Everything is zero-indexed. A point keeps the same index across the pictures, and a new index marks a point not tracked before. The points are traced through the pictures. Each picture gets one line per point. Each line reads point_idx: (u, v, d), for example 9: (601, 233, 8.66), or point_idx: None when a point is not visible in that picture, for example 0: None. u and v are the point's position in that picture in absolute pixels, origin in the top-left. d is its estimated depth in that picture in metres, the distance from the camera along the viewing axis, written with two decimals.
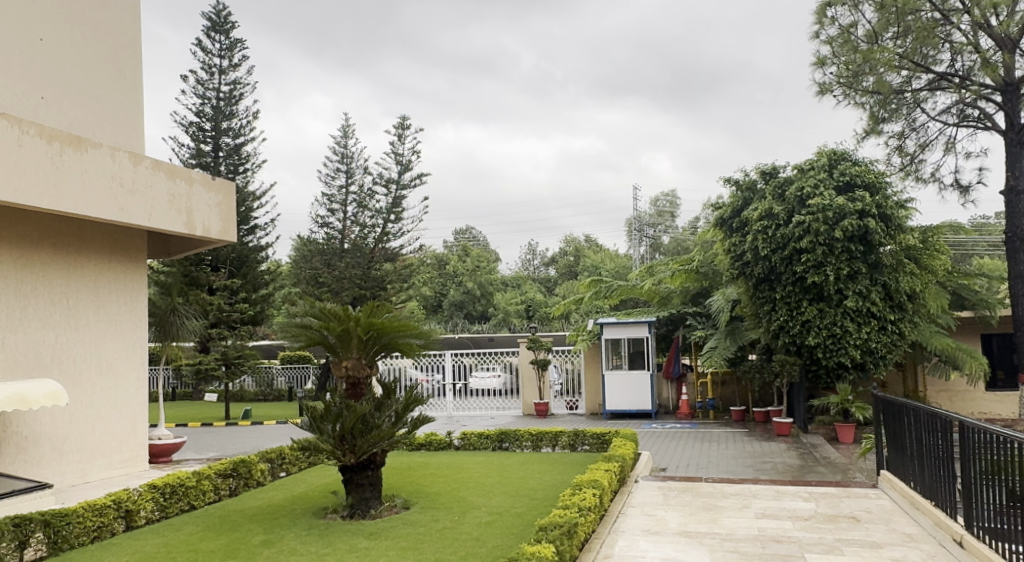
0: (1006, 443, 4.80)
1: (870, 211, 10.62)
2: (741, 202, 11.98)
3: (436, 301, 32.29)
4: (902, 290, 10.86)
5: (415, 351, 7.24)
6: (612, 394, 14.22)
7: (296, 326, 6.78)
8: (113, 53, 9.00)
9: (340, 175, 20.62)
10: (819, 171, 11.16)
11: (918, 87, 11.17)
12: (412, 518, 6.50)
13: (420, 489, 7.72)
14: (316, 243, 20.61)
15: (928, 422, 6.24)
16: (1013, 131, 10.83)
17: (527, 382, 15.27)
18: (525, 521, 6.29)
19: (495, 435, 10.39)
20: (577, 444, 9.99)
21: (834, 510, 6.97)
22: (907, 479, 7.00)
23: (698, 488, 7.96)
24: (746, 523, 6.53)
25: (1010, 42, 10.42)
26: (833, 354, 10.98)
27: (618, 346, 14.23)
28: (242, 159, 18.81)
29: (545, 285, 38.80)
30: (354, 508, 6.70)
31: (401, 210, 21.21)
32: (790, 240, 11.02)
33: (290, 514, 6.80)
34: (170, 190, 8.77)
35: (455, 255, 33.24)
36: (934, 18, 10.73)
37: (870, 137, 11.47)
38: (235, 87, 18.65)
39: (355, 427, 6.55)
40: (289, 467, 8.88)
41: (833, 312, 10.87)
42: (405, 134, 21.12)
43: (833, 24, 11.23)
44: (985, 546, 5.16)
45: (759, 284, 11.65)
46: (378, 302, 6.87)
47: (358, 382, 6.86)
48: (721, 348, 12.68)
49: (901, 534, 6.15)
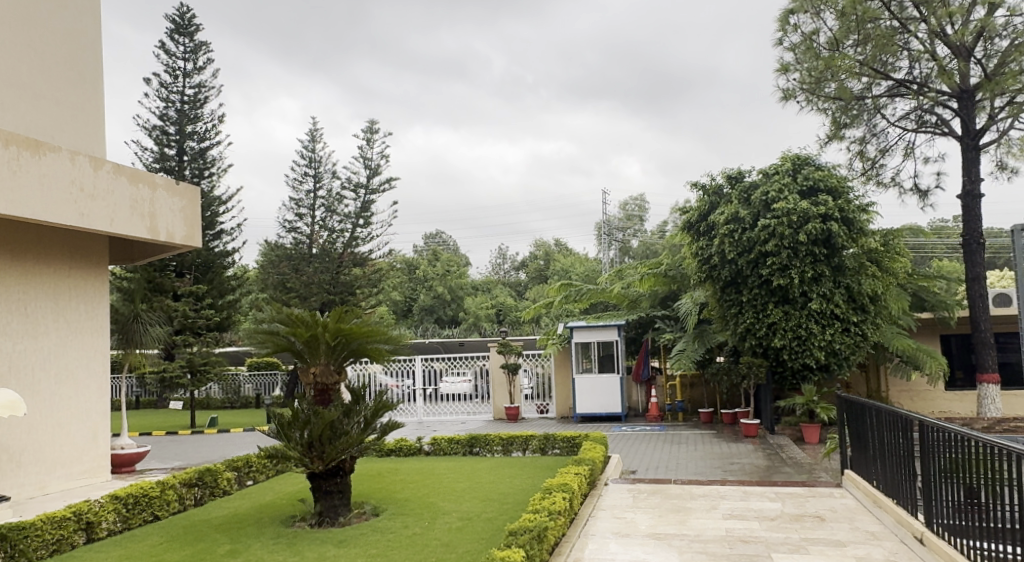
0: (966, 442, 4.91)
1: (833, 215, 10.82)
2: (708, 206, 12.10)
3: (406, 306, 32.16)
4: (864, 292, 11.07)
5: (384, 357, 7.20)
6: (582, 398, 14.28)
7: (262, 332, 6.72)
8: (73, 55, 8.83)
9: (308, 180, 20.43)
10: (783, 176, 11.30)
11: (879, 93, 11.41)
12: (381, 525, 6.46)
13: (390, 495, 7.66)
14: (284, 248, 20.37)
15: (890, 422, 6.36)
16: (968, 137, 11.16)
17: (497, 385, 15.25)
18: (495, 526, 6.28)
19: (465, 439, 10.37)
20: (547, 448, 10.04)
21: (800, 509, 7.07)
22: (870, 478, 7.13)
23: (667, 490, 8.02)
24: (714, 524, 6.60)
25: (965, 50, 10.67)
26: (798, 356, 11.15)
27: (588, 349, 14.30)
28: (207, 164, 18.53)
29: (515, 289, 38.86)
30: (322, 516, 6.64)
31: (370, 214, 21.09)
32: (755, 243, 11.19)
33: (257, 523, 6.72)
34: (132, 195, 8.62)
35: (425, 260, 33.19)
36: (893, 26, 10.94)
37: (832, 142, 11.73)
38: (200, 90, 18.40)
39: (323, 433, 6.49)
40: (256, 474, 8.78)
41: (798, 314, 11.05)
42: (374, 138, 20.96)
43: (796, 31, 11.47)
44: (945, 544, 5.27)
45: (726, 287, 11.79)
46: (347, 307, 6.84)
47: (326, 388, 6.82)
48: (689, 351, 12.81)
49: (864, 532, 6.26)
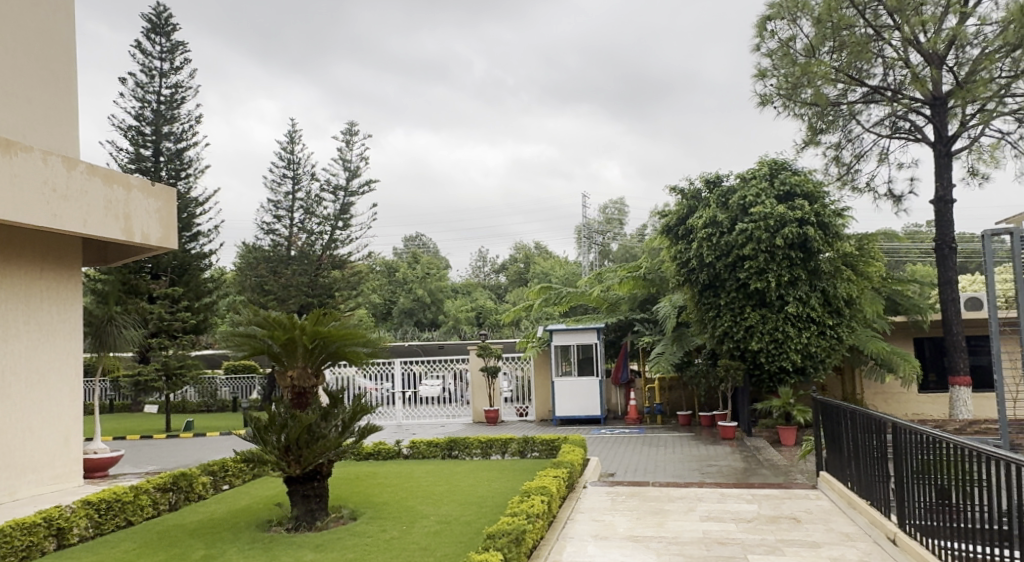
0: (938, 444, 4.98)
1: (809, 219, 10.94)
2: (686, 209, 12.20)
3: (386, 309, 32.05)
4: (840, 296, 11.20)
5: (363, 360, 7.16)
6: (562, 401, 14.30)
7: (239, 335, 6.66)
8: (46, 54, 8.71)
9: (286, 181, 20.29)
10: (761, 181, 11.41)
11: (854, 99, 11.56)
12: (359, 530, 6.42)
13: (367, 499, 7.62)
14: (261, 250, 20.16)
15: (865, 424, 6.44)
16: (941, 143, 11.34)
17: (477, 388, 15.21)
18: (473, 530, 6.27)
19: (444, 442, 10.34)
20: (526, 451, 10.04)
21: (776, 511, 7.14)
22: (845, 479, 7.22)
23: (645, 493, 8.05)
24: (691, 526, 6.64)
25: (937, 58, 10.83)
26: (775, 359, 11.25)
27: (568, 352, 14.33)
28: (184, 165, 18.33)
29: (495, 292, 38.87)
30: (299, 520, 6.58)
31: (349, 217, 20.99)
32: (733, 247, 11.29)
33: (232, 528, 6.64)
34: (106, 196, 8.50)
35: (404, 263, 33.10)
36: (868, 34, 11.09)
37: (808, 147, 11.87)
38: (177, 91, 18.23)
39: (301, 437, 6.45)
40: (232, 479, 8.69)
41: (775, 318, 11.16)
42: (353, 140, 20.87)
43: (773, 37, 11.61)
44: (918, 544, 5.35)
45: (704, 291, 11.88)
46: (325, 310, 6.80)
47: (303, 392, 6.77)
48: (668, 353, 12.90)
49: (839, 533, 6.32)
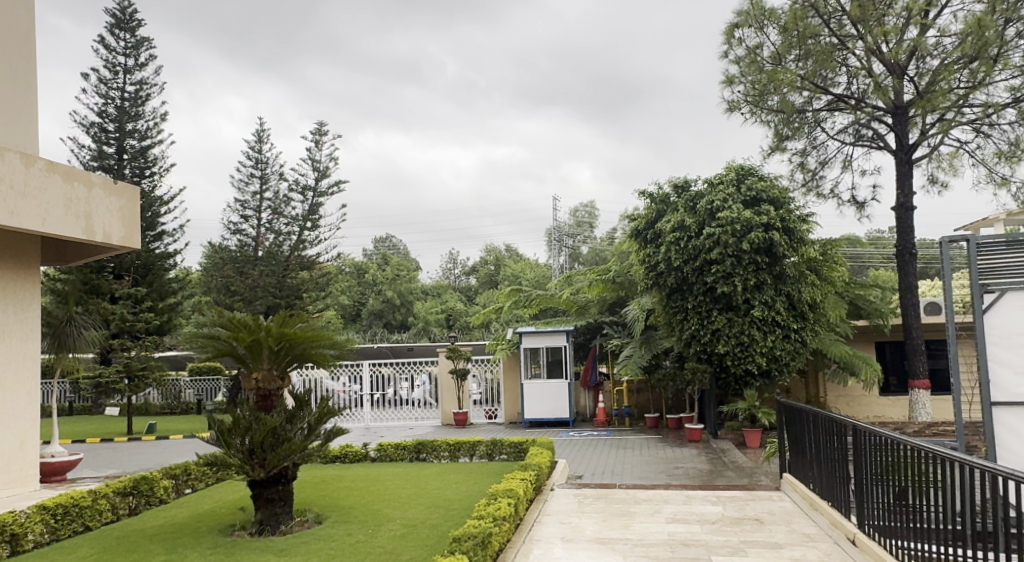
0: (896, 446, 5.09)
1: (775, 224, 11.11)
2: (655, 213, 12.30)
3: (355, 310, 31.82)
4: (804, 300, 11.38)
5: (329, 362, 7.09)
6: (531, 403, 14.31)
7: (203, 337, 6.56)
8: (4, 49, 8.50)
9: (254, 181, 20.05)
10: (728, 186, 11.54)
11: (819, 107, 11.73)
12: (324, 533, 6.36)
13: (333, 503, 7.55)
14: (228, 250, 19.90)
15: (826, 427, 6.55)
16: (902, 151, 11.58)
17: (446, 391, 15.16)
18: (440, 533, 6.25)
19: (412, 445, 10.27)
20: (495, 454, 10.03)
21: (740, 512, 7.22)
22: (807, 481, 7.33)
23: (612, 495, 8.10)
24: (656, 528, 6.69)
25: (899, 68, 11.04)
26: (740, 362, 11.37)
27: (537, 354, 14.34)
28: (149, 163, 18.03)
29: (465, 294, 38.85)
30: (263, 524, 6.50)
31: (318, 217, 20.81)
32: (700, 251, 11.40)
33: (194, 532, 6.54)
34: (66, 193, 8.30)
35: (374, 264, 32.93)
36: (833, 43, 11.28)
37: (774, 153, 12.06)
38: (141, 87, 17.92)
39: (265, 440, 6.37)
40: (194, 482, 8.56)
41: (741, 321, 11.29)
42: (322, 140, 20.70)
43: (740, 44, 11.80)
44: (876, 544, 5.45)
45: (672, 294, 11.98)
46: (291, 312, 6.73)
47: (268, 394, 6.69)
48: (636, 356, 13.00)
49: (801, 534, 6.41)
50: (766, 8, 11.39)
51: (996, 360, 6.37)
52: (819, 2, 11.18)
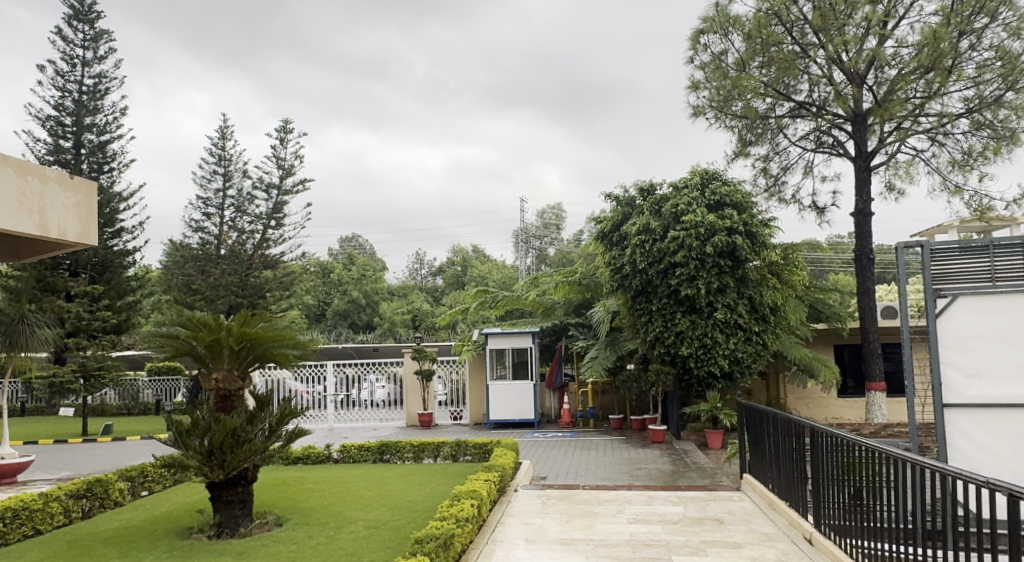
0: (853, 446, 5.19)
1: (738, 228, 11.28)
2: (621, 216, 12.40)
3: (320, 310, 31.50)
4: (766, 303, 11.53)
5: (292, 362, 7.00)
6: (496, 404, 14.31)
7: (162, 336, 6.46)
8: None
9: (216, 177, 19.73)
10: (692, 190, 11.67)
11: (781, 114, 11.93)
12: (284, 535, 6.28)
13: (294, 505, 7.46)
14: (190, 248, 19.56)
15: (785, 428, 6.66)
16: (861, 158, 11.83)
17: (410, 392, 15.08)
18: (402, 535, 6.21)
19: (376, 446, 10.19)
20: (459, 455, 10.00)
21: (701, 513, 7.30)
22: (767, 481, 7.45)
23: (575, 495, 8.14)
24: (619, 528, 6.74)
25: (858, 77, 11.28)
26: (703, 364, 11.50)
27: (503, 355, 14.36)
28: (107, 158, 17.66)
29: (431, 295, 38.73)
30: (222, 527, 6.40)
31: (282, 215, 20.56)
32: (665, 254, 11.52)
33: (150, 536, 6.40)
34: (17, 187, 7.13)
35: (339, 264, 32.67)
36: (794, 51, 11.51)
37: (738, 158, 12.24)
38: (100, 81, 17.53)
39: (225, 441, 6.27)
40: (151, 485, 8.39)
41: (704, 324, 11.42)
42: (288, 138, 20.45)
43: (705, 50, 11.96)
44: (832, 543, 5.55)
45: (637, 296, 12.08)
46: (253, 311, 6.63)
47: (229, 394, 6.59)
48: (601, 358, 13.07)
49: (759, 533, 6.51)
50: (731, 16, 11.55)
51: (948, 363, 6.54)
52: (783, 11, 11.37)
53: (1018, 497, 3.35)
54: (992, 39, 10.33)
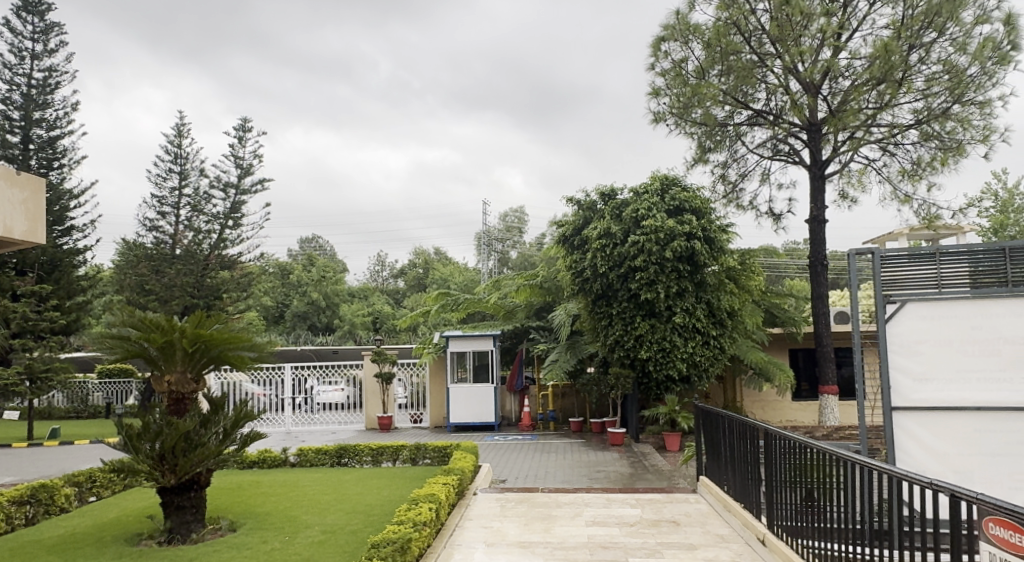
0: (805, 449, 5.29)
1: (697, 234, 11.41)
2: (582, 220, 12.50)
3: (278, 312, 31.05)
4: (723, 307, 11.71)
5: (247, 364, 6.88)
6: (457, 408, 14.26)
7: (112, 338, 6.30)
8: None
9: (172, 176, 19.31)
10: (652, 196, 11.79)
11: (739, 122, 12.16)
12: (238, 541, 6.16)
13: (248, 509, 7.33)
14: (144, 247, 19.13)
15: (741, 431, 6.76)
16: (816, 166, 12.09)
17: (370, 394, 14.97)
18: (359, 539, 6.15)
19: (334, 450, 10.06)
20: (418, 458, 9.94)
21: (657, 514, 7.38)
22: (722, 483, 7.55)
23: (534, 498, 8.16)
24: (577, 531, 6.76)
25: (813, 87, 11.52)
26: (662, 367, 11.63)
27: (464, 359, 14.33)
28: (57, 154, 17.18)
29: (392, 297, 38.44)
30: (172, 533, 6.25)
31: (240, 215, 20.24)
32: (625, 258, 11.62)
33: (97, 543, 6.23)
34: None
35: (299, 265, 32.32)
36: (753, 60, 11.68)
37: (697, 164, 12.42)
38: (51, 75, 17.05)
39: (177, 445, 6.13)
40: (99, 490, 8.17)
41: (663, 327, 11.55)
42: (246, 136, 20.13)
43: (666, 57, 12.12)
44: (785, 544, 5.65)
45: (597, 300, 12.17)
46: (207, 313, 6.50)
47: (181, 398, 6.43)
48: (562, 361, 13.12)
49: (715, 535, 6.60)
50: (691, 24, 11.74)
51: (897, 367, 6.72)
52: (741, 21, 11.60)
53: (960, 497, 3.45)
54: (940, 53, 10.66)
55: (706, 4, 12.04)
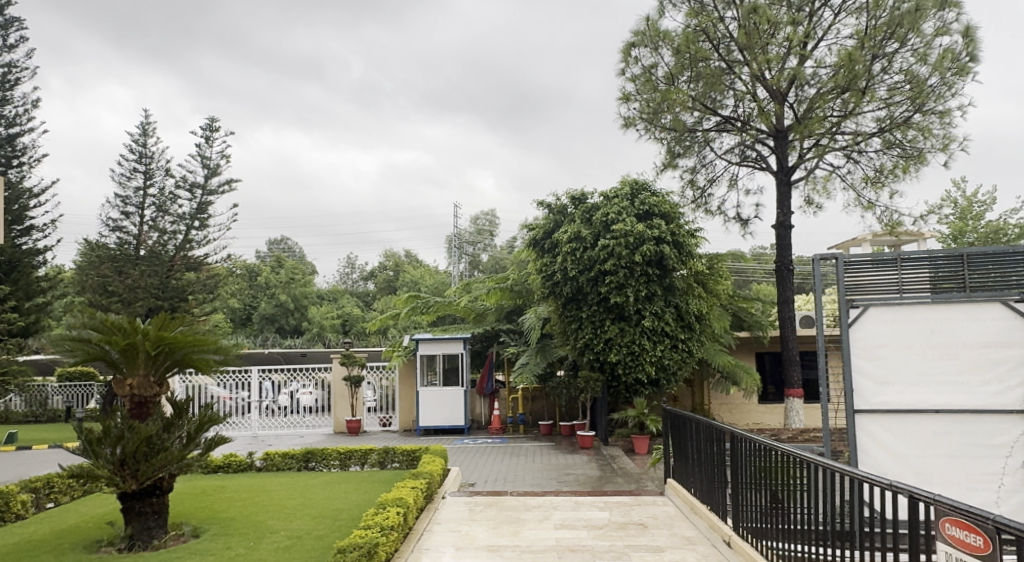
0: (771, 451, 5.35)
1: (666, 238, 11.50)
2: (553, 224, 12.56)
3: (246, 314, 30.65)
4: (691, 311, 11.80)
5: (213, 368, 6.77)
6: (426, 411, 14.20)
7: (71, 340, 6.17)
8: None
9: (137, 176, 18.98)
10: (622, 200, 11.87)
11: (708, 127, 12.30)
12: (202, 547, 6.06)
13: (212, 515, 7.21)
14: (107, 248, 18.75)
15: (708, 433, 6.82)
16: (782, 172, 12.28)
17: (339, 397, 14.84)
18: (325, 544, 6.08)
19: (301, 454, 9.95)
20: (387, 462, 9.89)
21: (625, 517, 7.42)
22: (689, 486, 7.62)
23: (502, 501, 8.15)
24: (545, 534, 6.77)
25: (780, 94, 11.71)
26: (631, 371, 11.70)
27: (433, 362, 14.26)
28: (17, 152, 16.78)
29: (362, 299, 38.16)
30: (133, 539, 6.11)
31: (207, 216, 19.95)
32: (595, 262, 11.66)
33: (55, 550, 6.08)
34: None
35: (267, 267, 31.95)
36: (721, 67, 11.84)
37: (667, 169, 12.54)
38: (10, 71, 16.64)
39: (139, 450, 6.01)
40: (57, 496, 7.99)
41: (632, 331, 11.62)
42: (213, 137, 19.86)
43: (636, 63, 12.21)
44: (750, 546, 5.71)
45: (567, 303, 12.22)
46: (172, 315, 6.39)
47: (143, 401, 6.30)
48: (532, 364, 13.13)
49: (681, 537, 6.66)
50: (661, 30, 11.87)
51: (859, 371, 6.85)
52: (710, 28, 11.74)
53: (918, 499, 3.51)
54: (901, 63, 10.88)
55: (675, 11, 12.17)
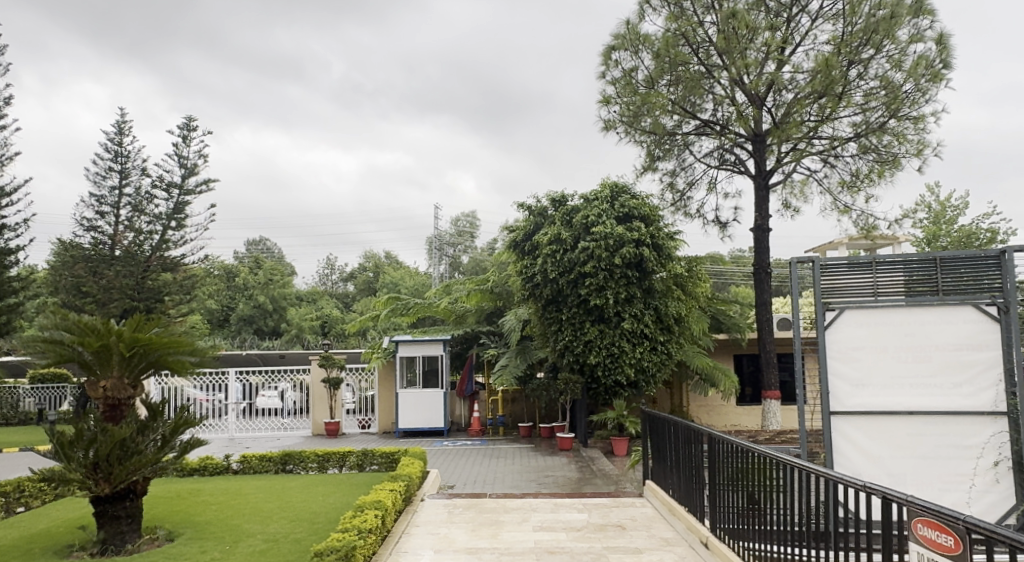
0: (747, 453, 5.39)
1: (645, 241, 11.56)
2: (533, 226, 12.58)
3: (223, 315, 30.37)
4: (670, 314, 11.86)
5: (189, 370, 6.68)
6: (405, 413, 14.15)
7: (43, 341, 6.07)
8: None
9: (112, 175, 18.72)
10: (602, 202, 11.90)
11: (687, 131, 12.39)
12: (176, 551, 5.98)
13: (188, 519, 7.12)
14: (82, 248, 18.48)
15: (686, 435, 6.85)
16: (760, 176, 12.40)
17: (317, 399, 14.76)
18: (302, 548, 6.03)
19: (278, 457, 9.85)
20: (365, 464, 9.84)
21: (604, 519, 7.43)
22: (667, 487, 7.65)
23: (481, 504, 8.14)
24: (524, 536, 6.77)
25: (758, 98, 11.81)
26: (610, 373, 11.73)
27: (413, 363, 14.20)
28: None
29: (341, 301, 37.95)
30: (106, 544, 6.01)
31: (184, 216, 19.73)
32: (575, 264, 11.69)
33: (25, 555, 5.96)
34: None
35: (246, 267, 31.68)
36: (700, 71, 11.91)
37: (646, 172, 12.60)
38: None
39: (112, 452, 5.92)
40: (28, 501, 7.91)
41: (611, 333, 11.65)
42: (190, 136, 19.65)
43: (617, 66, 12.27)
44: (726, 547, 5.75)
45: (547, 305, 12.23)
46: (146, 316, 6.31)
47: (117, 404, 6.21)
48: (511, 365, 13.13)
49: (659, 538, 6.68)
50: (641, 34, 11.93)
51: (835, 373, 6.92)
52: (689, 32, 11.82)
53: (891, 499, 3.55)
54: (877, 69, 11.02)
55: (655, 15, 12.25)
